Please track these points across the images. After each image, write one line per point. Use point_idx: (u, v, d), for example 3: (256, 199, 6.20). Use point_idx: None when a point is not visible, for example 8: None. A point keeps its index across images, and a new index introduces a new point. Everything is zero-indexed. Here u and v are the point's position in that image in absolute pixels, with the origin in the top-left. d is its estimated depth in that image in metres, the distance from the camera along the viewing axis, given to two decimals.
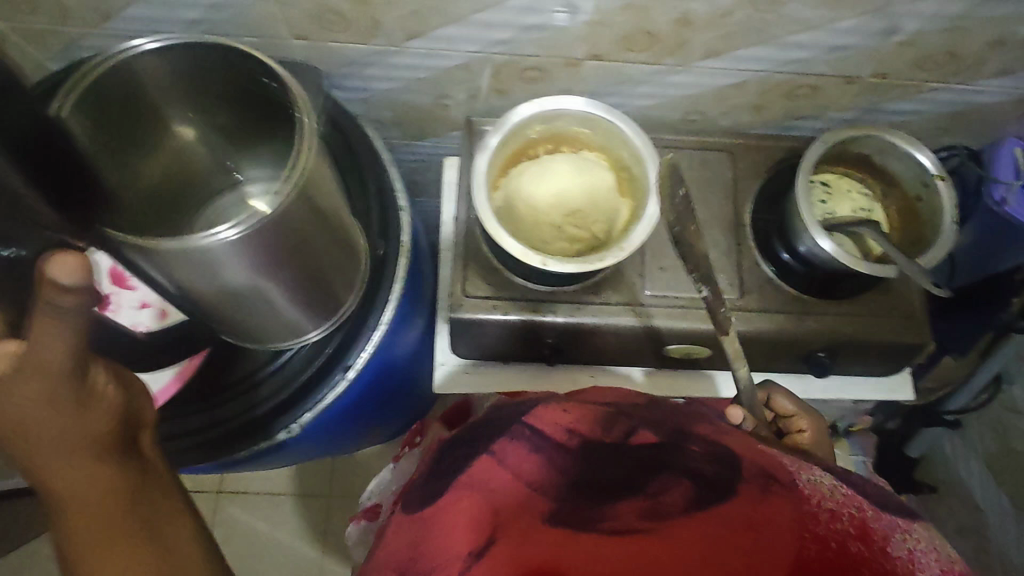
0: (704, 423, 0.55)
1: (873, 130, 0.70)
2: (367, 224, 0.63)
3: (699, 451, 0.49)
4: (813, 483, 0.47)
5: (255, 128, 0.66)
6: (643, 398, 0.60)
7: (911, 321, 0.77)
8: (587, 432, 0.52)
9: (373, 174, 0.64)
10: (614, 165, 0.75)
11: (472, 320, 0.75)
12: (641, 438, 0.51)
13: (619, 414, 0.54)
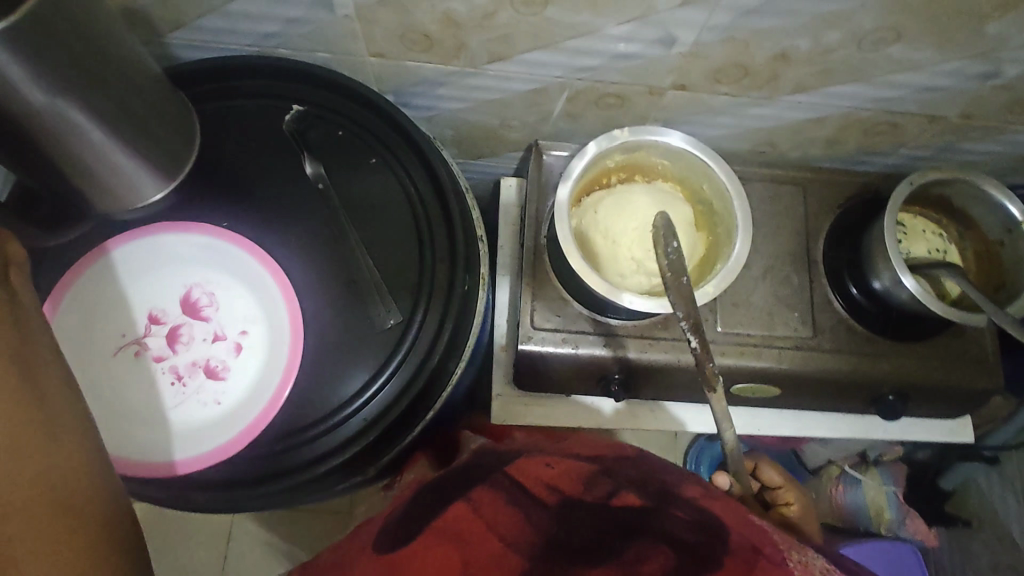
0: (691, 486, 0.54)
1: (960, 172, 0.69)
2: (440, 251, 0.60)
3: (683, 518, 0.47)
4: (803, 564, 0.44)
5: (338, 142, 0.62)
6: (624, 455, 0.60)
7: (984, 365, 0.76)
8: (568, 488, 0.51)
9: (457, 200, 0.61)
10: (691, 197, 0.73)
11: (540, 352, 0.73)
12: (623, 500, 0.49)
13: (603, 473, 0.54)
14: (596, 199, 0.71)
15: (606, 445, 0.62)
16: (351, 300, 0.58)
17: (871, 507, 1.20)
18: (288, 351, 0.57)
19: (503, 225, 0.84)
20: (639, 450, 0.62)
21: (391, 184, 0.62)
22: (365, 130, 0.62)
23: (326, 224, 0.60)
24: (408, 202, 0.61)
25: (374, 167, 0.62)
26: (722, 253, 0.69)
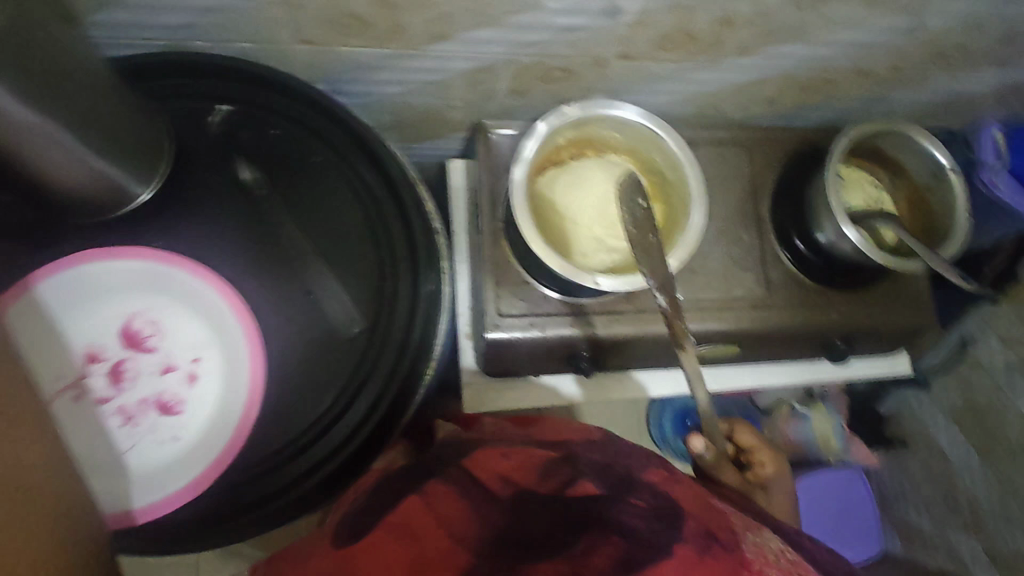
0: (654, 473, 0.54)
1: (890, 124, 0.72)
2: (394, 254, 0.57)
3: (640, 506, 0.47)
4: (757, 546, 0.44)
5: (276, 147, 0.58)
6: (592, 440, 0.59)
7: (918, 303, 0.82)
8: (521, 482, 0.50)
9: (409, 197, 0.57)
10: (643, 167, 0.73)
11: (508, 339, 0.72)
12: (581, 488, 0.48)
13: (566, 460, 0.53)
14: (550, 177, 0.70)
15: (576, 433, 0.61)
16: (313, 310, 0.55)
17: (818, 438, 1.28)
18: (250, 375, 0.53)
19: (454, 209, 0.81)
20: (608, 436, 0.62)
21: (337, 184, 0.58)
22: (305, 128, 0.58)
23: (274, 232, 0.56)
24: (358, 202, 0.58)
25: (318, 166, 0.58)
26: (679, 222, 0.69)
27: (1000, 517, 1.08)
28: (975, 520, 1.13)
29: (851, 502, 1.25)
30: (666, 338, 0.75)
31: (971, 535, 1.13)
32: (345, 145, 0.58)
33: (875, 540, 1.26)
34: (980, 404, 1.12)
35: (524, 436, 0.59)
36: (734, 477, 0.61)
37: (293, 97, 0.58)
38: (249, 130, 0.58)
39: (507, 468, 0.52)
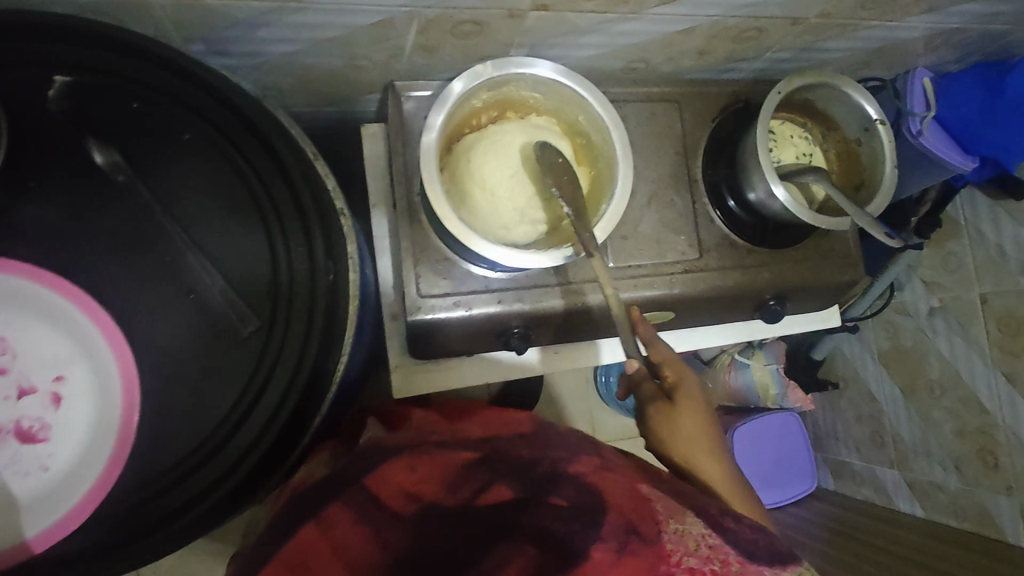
0: (584, 462, 0.56)
1: (821, 75, 0.69)
2: (288, 241, 0.51)
3: (559, 505, 0.48)
4: (678, 535, 0.45)
5: (139, 123, 0.50)
6: (519, 434, 0.61)
7: (847, 259, 0.81)
8: (429, 495, 0.49)
9: (301, 175, 0.51)
10: (568, 130, 0.68)
11: (432, 321, 0.68)
12: (496, 495, 0.49)
13: (483, 462, 0.53)
14: (466, 144, 0.64)
15: (508, 427, 0.62)
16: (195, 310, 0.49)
17: (759, 386, 1.31)
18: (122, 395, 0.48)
19: (370, 181, 0.75)
20: (541, 428, 0.64)
21: (215, 163, 0.51)
22: (171, 98, 0.50)
23: (141, 224, 0.49)
24: (241, 183, 0.51)
25: (191, 145, 0.51)
26: (604, 188, 0.65)
27: (921, 453, 1.13)
28: (898, 455, 1.18)
29: (787, 444, 1.30)
30: (601, 307, 0.72)
31: (895, 469, 1.18)
32: (225, 119, 0.51)
33: (809, 477, 1.32)
34: (905, 347, 1.16)
35: (451, 433, 0.60)
36: (650, 391, 0.63)
37: (151, 61, 0.49)
38: (102, 102, 0.49)
39: (414, 482, 0.49)
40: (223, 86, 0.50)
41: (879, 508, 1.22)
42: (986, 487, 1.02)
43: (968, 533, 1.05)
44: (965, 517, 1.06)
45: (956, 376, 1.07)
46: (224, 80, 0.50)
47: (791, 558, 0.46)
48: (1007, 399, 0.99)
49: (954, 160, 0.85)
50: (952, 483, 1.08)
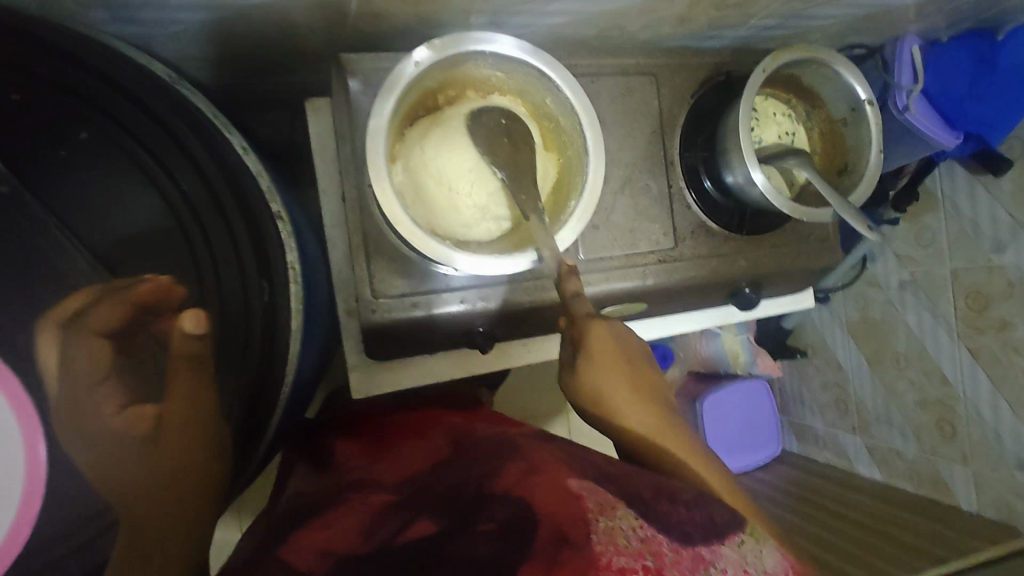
0: (510, 470, 0.49)
1: (810, 50, 0.63)
2: (210, 242, 0.48)
3: (487, 531, 0.40)
4: (609, 529, 0.39)
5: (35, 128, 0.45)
6: (436, 464, 0.55)
7: (826, 244, 0.78)
8: (342, 547, 0.41)
9: (213, 166, 0.48)
10: (535, 113, 0.62)
11: (390, 323, 0.63)
12: (414, 533, 0.42)
13: (400, 505, 0.47)
14: (421, 131, 0.58)
15: (439, 453, 0.58)
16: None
17: (729, 354, 1.33)
18: (24, 448, 0.41)
19: (319, 165, 0.67)
20: (460, 447, 0.59)
21: (126, 169, 0.47)
22: (71, 93, 0.45)
23: (41, 245, 0.46)
24: (155, 191, 0.48)
25: (91, 144, 0.47)
26: (575, 181, 0.60)
27: (883, 421, 1.15)
28: (862, 423, 1.19)
29: (755, 410, 1.30)
30: (556, 303, 0.68)
31: (857, 436, 1.21)
32: (122, 114, 0.46)
33: (774, 442, 1.35)
34: (873, 319, 1.15)
35: (362, 477, 0.54)
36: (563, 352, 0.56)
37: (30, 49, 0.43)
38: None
39: (322, 539, 0.43)
40: (121, 74, 0.46)
41: (840, 472, 1.25)
42: (942, 455, 1.04)
43: (922, 499, 1.08)
44: (921, 484, 1.09)
45: (922, 350, 1.06)
46: (129, 68, 0.46)
47: (732, 525, 0.41)
48: (970, 374, 0.98)
49: (938, 137, 0.81)
50: (911, 451, 1.10)
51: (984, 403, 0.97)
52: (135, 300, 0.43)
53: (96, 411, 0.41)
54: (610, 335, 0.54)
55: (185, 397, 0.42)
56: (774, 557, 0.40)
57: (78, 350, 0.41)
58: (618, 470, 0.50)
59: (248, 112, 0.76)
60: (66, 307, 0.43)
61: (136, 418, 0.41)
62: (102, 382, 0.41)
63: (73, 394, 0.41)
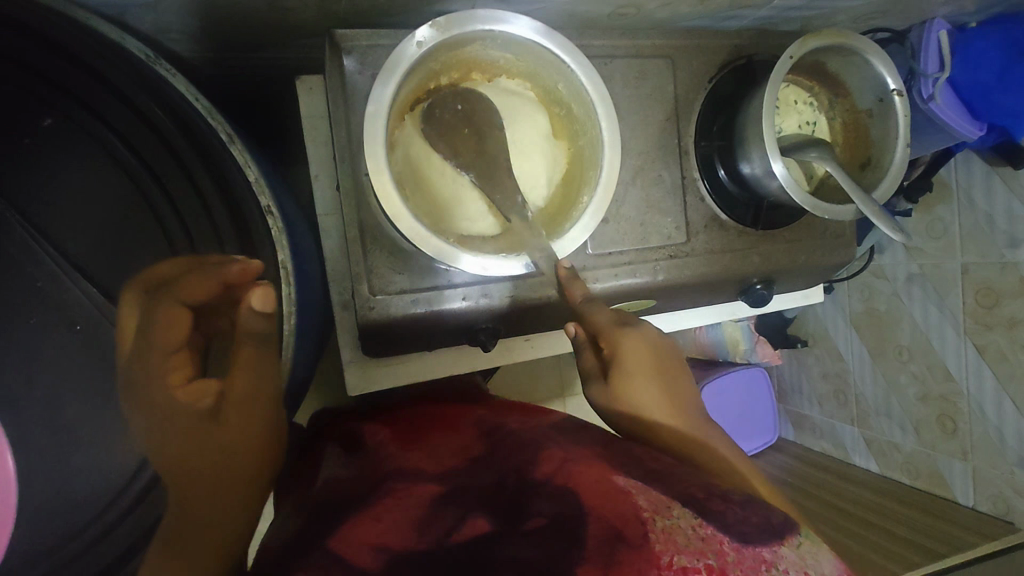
0: (545, 461, 0.47)
1: (839, 36, 0.60)
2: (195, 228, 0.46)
3: (538, 528, 0.38)
4: (668, 529, 0.35)
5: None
6: (474, 460, 0.51)
7: (841, 240, 0.75)
8: (396, 543, 0.38)
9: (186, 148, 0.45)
10: (545, 98, 0.58)
11: (387, 320, 0.59)
12: (470, 530, 0.39)
13: (448, 499, 0.43)
14: (423, 119, 0.54)
15: (483, 444, 0.54)
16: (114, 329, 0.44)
17: (729, 341, 1.30)
18: None
19: (311, 149, 0.63)
20: (492, 441, 0.55)
21: (92, 153, 0.44)
22: (14, 64, 0.41)
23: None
24: (128, 177, 0.45)
25: (54, 132, 0.43)
26: (586, 175, 0.56)
27: (882, 413, 1.11)
28: (860, 413, 1.16)
29: (754, 400, 1.23)
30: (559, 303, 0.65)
31: (855, 426, 1.17)
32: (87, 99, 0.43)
33: (771, 429, 1.29)
34: (877, 311, 1.10)
35: (399, 466, 0.50)
36: (590, 364, 0.54)
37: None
38: None
39: (379, 532, 0.39)
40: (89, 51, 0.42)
41: (836, 462, 1.22)
42: (942, 451, 1.02)
43: (918, 492, 1.06)
44: (917, 477, 1.07)
45: (926, 343, 1.01)
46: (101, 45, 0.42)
47: (787, 527, 0.37)
48: (975, 371, 0.95)
49: (961, 128, 0.77)
50: (909, 444, 1.07)
51: (988, 400, 0.94)
52: (225, 280, 0.43)
53: (167, 379, 0.42)
54: (642, 341, 0.51)
55: (245, 378, 0.44)
56: (833, 561, 0.35)
57: (159, 315, 0.42)
58: (661, 463, 0.45)
59: (236, 89, 0.71)
60: (155, 275, 0.44)
61: (201, 393, 0.42)
62: (177, 350, 0.43)
63: (149, 361, 0.42)
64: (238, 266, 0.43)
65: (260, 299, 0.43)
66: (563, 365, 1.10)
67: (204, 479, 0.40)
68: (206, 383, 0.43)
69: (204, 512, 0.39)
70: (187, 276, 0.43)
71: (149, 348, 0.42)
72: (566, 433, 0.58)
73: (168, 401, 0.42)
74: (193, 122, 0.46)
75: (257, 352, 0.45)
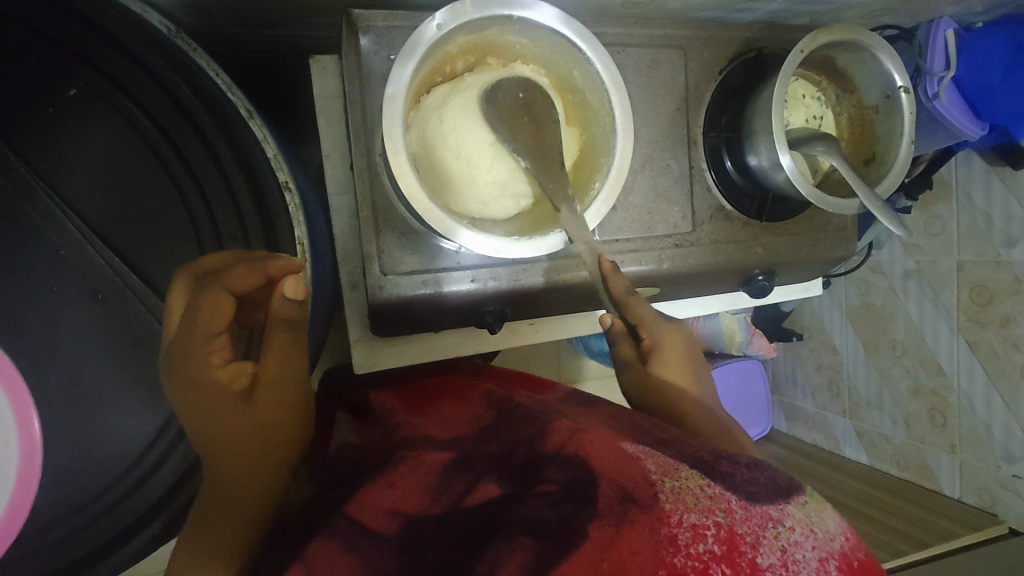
0: (556, 430, 0.45)
1: (850, 32, 0.61)
2: (213, 205, 0.48)
3: (548, 492, 0.38)
4: (677, 490, 0.35)
5: (37, 99, 0.45)
6: (483, 427, 0.52)
7: (843, 233, 0.77)
8: (412, 508, 0.39)
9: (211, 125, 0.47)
10: (559, 84, 0.59)
11: (398, 300, 0.61)
12: (482, 493, 0.40)
13: (461, 463, 0.44)
14: (437, 100, 0.54)
15: (493, 408, 0.56)
16: (138, 304, 0.49)
17: (724, 332, 1.25)
18: (17, 427, 0.39)
19: (324, 129, 0.63)
20: (501, 409, 0.55)
21: (120, 129, 0.47)
22: (48, 40, 0.44)
23: (31, 216, 0.45)
24: (155, 155, 0.47)
25: (84, 108, 0.46)
26: (599, 161, 0.57)
27: (874, 406, 1.13)
28: (852, 406, 1.17)
29: (748, 391, 1.25)
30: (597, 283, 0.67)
31: (847, 418, 1.19)
32: (115, 78, 0.45)
33: (764, 420, 1.31)
34: (873, 306, 1.11)
35: (410, 430, 0.50)
36: (627, 353, 0.57)
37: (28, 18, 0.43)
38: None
39: (395, 495, 0.40)
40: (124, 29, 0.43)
41: (827, 453, 1.24)
42: (931, 444, 1.04)
43: (906, 483, 1.08)
44: (906, 469, 1.09)
45: (919, 338, 1.03)
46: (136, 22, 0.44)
47: (794, 485, 0.39)
48: (967, 367, 0.97)
49: (964, 127, 0.79)
50: (899, 437, 1.09)
51: (978, 395, 0.96)
52: (269, 275, 0.44)
53: (208, 360, 0.42)
54: (678, 342, 0.57)
55: (279, 363, 0.45)
56: (836, 520, 0.37)
57: (204, 303, 0.41)
58: (667, 433, 0.46)
59: (250, 66, 0.71)
60: (204, 263, 0.44)
61: (238, 373, 0.44)
62: (219, 334, 0.42)
63: (188, 344, 0.42)
64: (282, 263, 0.43)
65: (291, 286, 0.43)
66: (562, 352, 1.11)
67: (240, 458, 0.43)
68: (243, 364, 0.45)
69: (244, 480, 0.44)
70: (235, 267, 0.43)
71: (191, 329, 0.41)
72: (577, 404, 0.59)
73: (207, 382, 0.42)
74: (211, 95, 0.47)
75: (288, 339, 0.45)
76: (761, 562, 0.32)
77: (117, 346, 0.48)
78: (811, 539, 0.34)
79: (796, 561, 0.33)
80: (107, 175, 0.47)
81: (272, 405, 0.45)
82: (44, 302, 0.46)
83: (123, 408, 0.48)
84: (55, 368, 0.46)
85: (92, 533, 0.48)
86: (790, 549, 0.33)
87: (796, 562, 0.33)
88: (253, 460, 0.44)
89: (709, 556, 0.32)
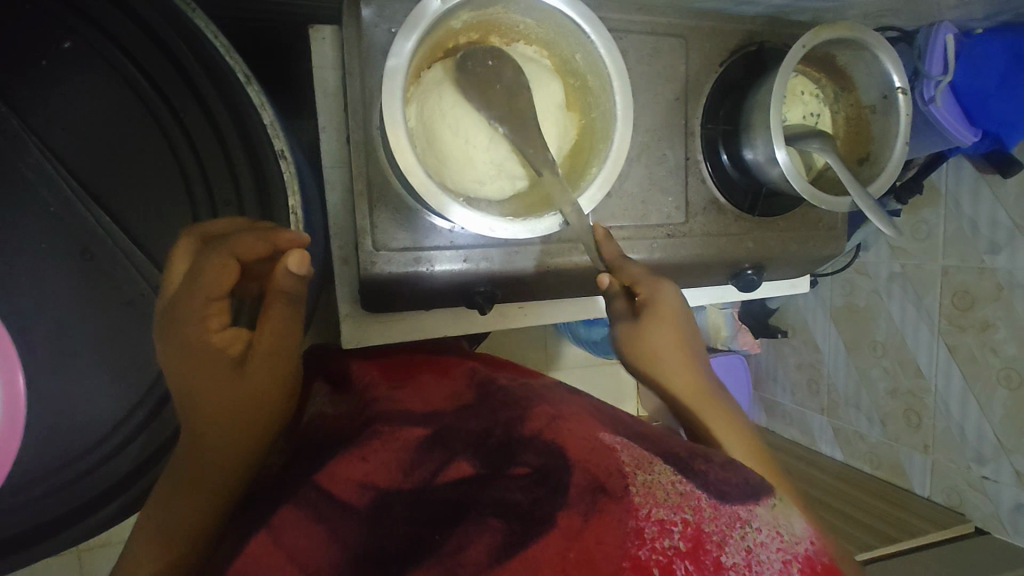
0: (536, 415, 0.44)
1: (852, 29, 0.61)
2: (208, 171, 0.48)
3: (522, 474, 0.37)
4: (648, 484, 0.36)
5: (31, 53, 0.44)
6: (464, 402, 0.51)
7: (832, 232, 0.77)
8: (384, 482, 0.39)
9: (209, 91, 0.47)
10: (560, 68, 0.59)
11: (388, 276, 0.60)
12: (454, 473, 0.39)
13: (437, 439, 0.42)
14: (439, 76, 0.54)
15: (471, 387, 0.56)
16: (127, 266, 0.48)
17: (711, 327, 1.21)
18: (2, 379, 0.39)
19: (320, 99, 0.62)
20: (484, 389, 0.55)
21: (119, 87, 0.46)
22: None
23: (23, 171, 0.45)
24: (151, 114, 0.47)
25: (78, 65, 0.45)
26: (597, 147, 0.57)
27: (852, 404, 1.15)
28: (831, 403, 1.19)
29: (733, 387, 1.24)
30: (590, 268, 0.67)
31: (824, 416, 1.21)
32: (112, 36, 0.45)
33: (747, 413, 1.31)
34: (857, 306, 1.12)
35: (387, 403, 0.49)
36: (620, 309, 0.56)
37: None
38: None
39: (367, 466, 0.40)
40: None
41: (803, 449, 1.26)
42: (905, 443, 1.06)
43: (880, 481, 1.11)
44: (879, 466, 1.11)
45: (900, 340, 1.05)
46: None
47: (764, 487, 0.39)
48: (945, 370, 0.98)
49: (954, 133, 0.79)
50: (874, 435, 1.11)
51: (954, 398, 0.97)
52: (275, 245, 0.45)
53: (205, 325, 0.42)
54: (673, 308, 0.54)
55: (275, 334, 0.44)
56: (802, 523, 0.37)
57: (210, 264, 0.42)
58: (646, 428, 0.47)
59: (247, 31, 0.70)
60: (208, 229, 0.45)
61: (234, 340, 0.43)
62: (219, 299, 0.43)
63: (189, 305, 0.42)
64: (289, 238, 0.45)
65: (296, 260, 0.44)
66: (548, 337, 1.12)
67: (223, 431, 0.42)
68: (239, 331, 0.44)
69: (213, 453, 0.42)
70: (244, 236, 0.44)
71: (191, 293, 0.42)
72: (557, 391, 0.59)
73: (203, 346, 0.42)
74: (211, 56, 0.46)
75: (282, 310, 0.44)
76: (724, 561, 0.33)
77: (107, 309, 0.48)
78: (776, 541, 0.34)
79: (760, 562, 0.33)
80: (102, 134, 0.47)
81: (266, 370, 0.44)
82: (30, 259, 0.46)
83: (110, 369, 0.49)
84: (42, 327, 0.46)
85: (75, 493, 0.48)
86: (755, 551, 0.33)
87: (759, 564, 0.33)
88: (237, 437, 0.43)
89: (673, 552, 0.32)
